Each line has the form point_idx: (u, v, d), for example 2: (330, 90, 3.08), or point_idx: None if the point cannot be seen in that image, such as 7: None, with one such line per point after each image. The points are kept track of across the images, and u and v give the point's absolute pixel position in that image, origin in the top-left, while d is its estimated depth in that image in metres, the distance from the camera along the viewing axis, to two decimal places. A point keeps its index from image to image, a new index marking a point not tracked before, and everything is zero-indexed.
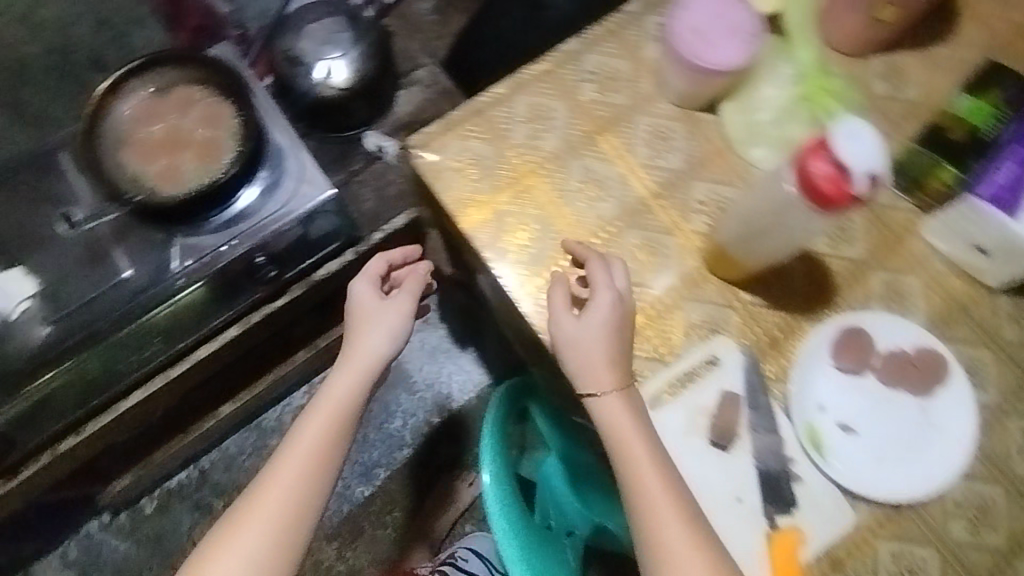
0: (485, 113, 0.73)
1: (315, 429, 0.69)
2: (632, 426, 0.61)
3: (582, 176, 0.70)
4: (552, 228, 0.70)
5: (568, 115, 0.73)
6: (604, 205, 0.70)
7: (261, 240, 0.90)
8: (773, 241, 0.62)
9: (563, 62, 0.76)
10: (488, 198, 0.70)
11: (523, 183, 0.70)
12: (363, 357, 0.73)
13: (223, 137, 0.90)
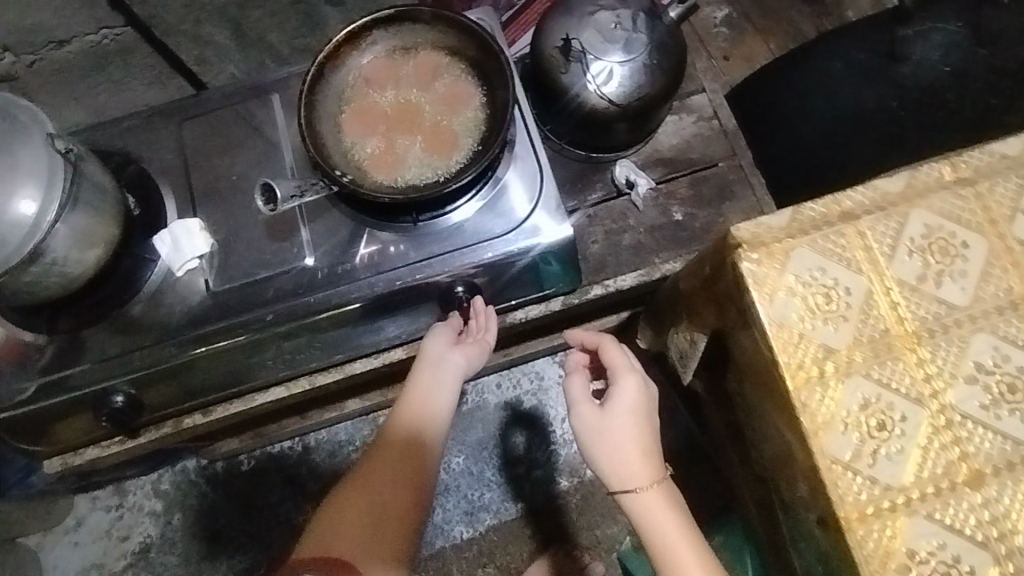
0: (857, 222, 0.49)
1: (402, 418, 0.67)
2: (672, 521, 0.59)
3: (979, 364, 0.47)
4: (925, 433, 0.46)
5: (988, 262, 0.49)
6: (990, 412, 0.46)
7: (468, 266, 0.72)
8: None
9: (1000, 172, 0.50)
10: (838, 353, 0.47)
11: (883, 349, 0.47)
12: (440, 356, 0.70)
13: (460, 128, 0.71)
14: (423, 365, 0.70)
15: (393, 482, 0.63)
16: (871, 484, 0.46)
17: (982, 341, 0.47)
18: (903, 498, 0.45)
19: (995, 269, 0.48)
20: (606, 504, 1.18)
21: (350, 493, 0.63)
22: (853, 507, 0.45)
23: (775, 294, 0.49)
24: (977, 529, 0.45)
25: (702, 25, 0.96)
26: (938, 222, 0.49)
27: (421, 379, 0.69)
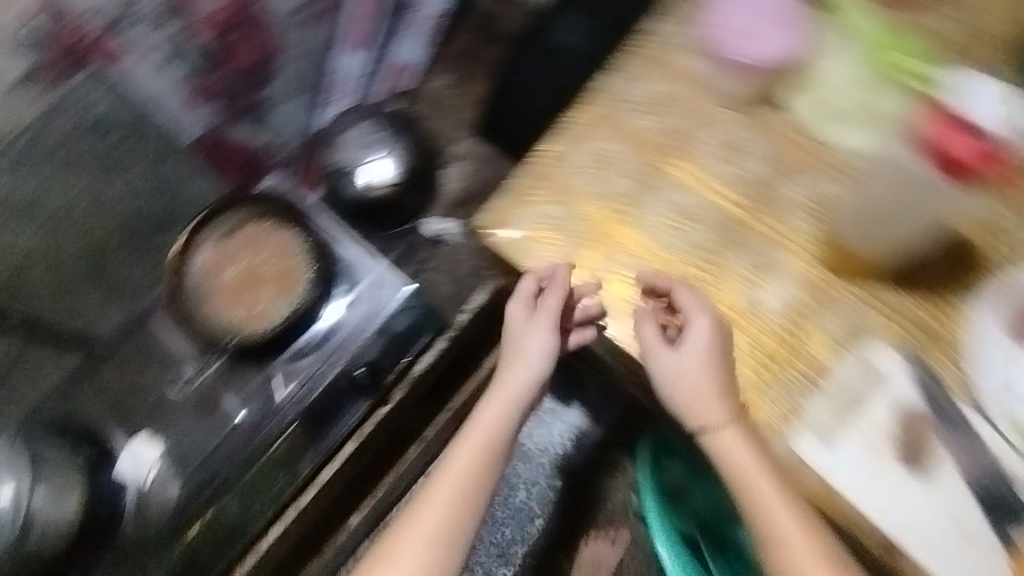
0: (543, 171, 0.72)
1: (466, 451, 0.71)
2: (750, 459, 0.63)
3: (662, 211, 0.69)
4: (654, 273, 0.67)
5: (630, 148, 0.71)
6: (681, 233, 0.68)
7: (351, 355, 0.91)
8: (910, 224, 0.60)
9: (613, 97, 0.73)
10: (573, 254, 0.69)
11: (598, 233, 0.70)
12: (532, 382, 0.74)
13: (295, 264, 0.90)
14: (501, 399, 0.74)
15: (444, 503, 0.68)
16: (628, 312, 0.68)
17: (657, 197, 0.69)
18: (665, 320, 0.67)
19: (637, 148, 0.71)
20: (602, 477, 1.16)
21: (406, 525, 0.68)
22: (636, 344, 0.68)
23: (523, 251, 0.71)
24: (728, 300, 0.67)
25: (431, 95, 1.12)
26: (591, 140, 0.72)
27: (490, 417, 0.73)
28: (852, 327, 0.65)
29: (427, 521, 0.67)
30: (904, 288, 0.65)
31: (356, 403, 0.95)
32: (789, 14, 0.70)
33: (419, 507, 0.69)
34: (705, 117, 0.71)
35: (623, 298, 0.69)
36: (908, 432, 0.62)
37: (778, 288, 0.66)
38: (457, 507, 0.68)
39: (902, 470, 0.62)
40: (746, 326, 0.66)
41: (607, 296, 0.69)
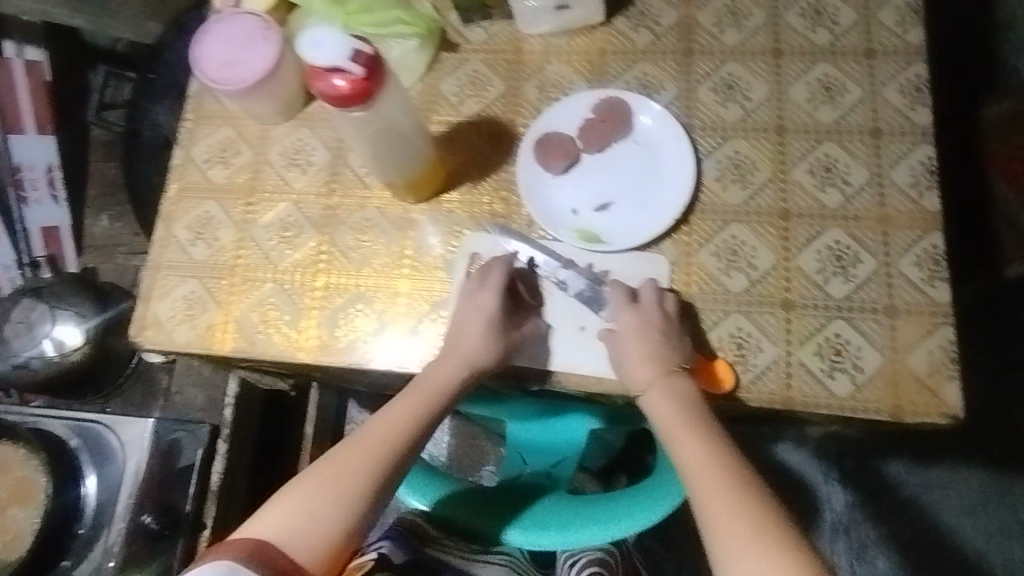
0: (162, 268, 0.80)
1: (376, 434, 0.64)
2: (677, 406, 0.64)
3: (269, 229, 0.80)
4: (285, 286, 0.78)
5: (223, 203, 0.82)
6: (292, 248, 0.79)
7: (129, 504, 0.94)
8: (401, 145, 0.70)
9: (185, 168, 0.84)
10: (230, 314, 0.78)
11: (227, 279, 0.79)
12: (453, 384, 0.68)
13: (25, 474, 0.90)
14: (417, 395, 0.67)
15: (351, 469, 0.61)
16: (298, 330, 0.77)
17: (260, 224, 0.81)
18: (310, 317, 0.77)
19: (214, 197, 0.82)
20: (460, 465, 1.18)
21: (311, 475, 0.62)
22: (297, 344, 0.76)
23: (170, 327, 0.78)
24: (399, 252, 0.78)
25: (97, 235, 1.32)
26: (195, 207, 0.82)
27: (403, 410, 0.66)
28: (455, 234, 0.77)
29: (338, 477, 0.61)
30: (457, 193, 0.78)
31: (170, 548, 0.97)
32: (268, 22, 0.76)
33: (325, 469, 0.62)
34: (258, 144, 0.83)
35: (272, 312, 0.77)
36: (672, 390, 0.65)
37: (382, 238, 0.79)
38: (360, 484, 0.61)
39: (662, 429, 0.64)
40: (421, 270, 0.77)
41: (257, 318, 0.77)
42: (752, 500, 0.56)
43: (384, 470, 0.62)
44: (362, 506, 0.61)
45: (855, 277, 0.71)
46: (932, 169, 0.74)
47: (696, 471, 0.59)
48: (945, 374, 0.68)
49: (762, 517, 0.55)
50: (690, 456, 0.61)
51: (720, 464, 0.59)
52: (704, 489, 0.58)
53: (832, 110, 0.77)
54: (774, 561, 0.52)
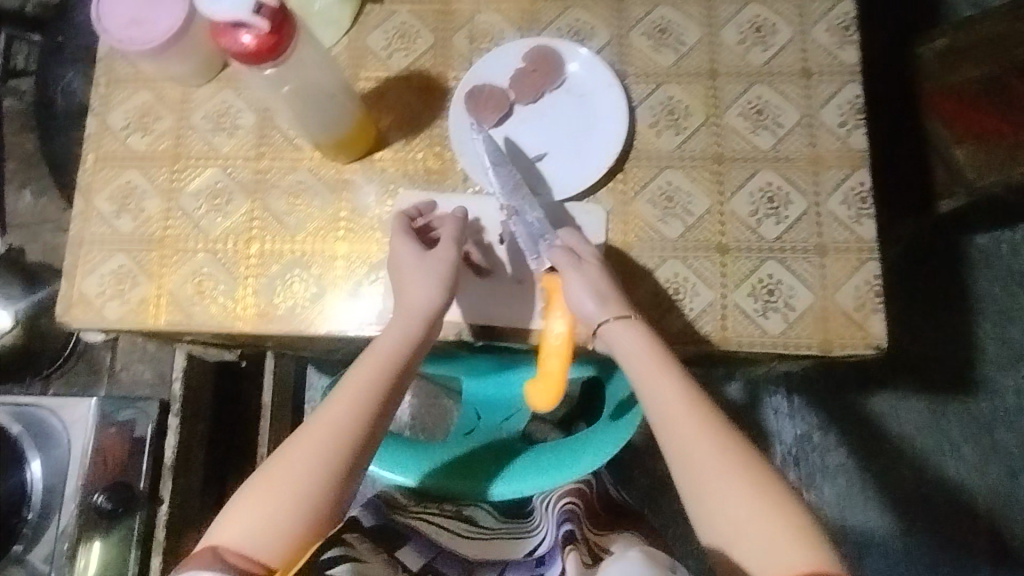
0: (86, 241, 0.77)
1: (329, 419, 0.58)
2: (648, 351, 0.62)
3: (198, 197, 0.77)
4: (217, 255, 0.76)
5: (145, 171, 0.78)
6: (223, 215, 0.77)
7: (82, 483, 0.94)
8: (327, 104, 0.68)
9: (100, 136, 0.80)
10: (161, 287, 0.75)
11: (155, 250, 0.76)
12: (406, 348, 0.62)
13: None
14: (370, 365, 0.61)
15: (308, 465, 0.56)
16: (234, 299, 0.75)
17: (188, 192, 0.78)
18: (247, 286, 0.75)
19: (135, 165, 0.78)
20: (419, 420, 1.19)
21: (267, 475, 0.57)
22: (235, 314, 0.75)
23: (98, 304, 0.75)
24: (334, 214, 0.76)
25: (22, 215, 1.25)
26: (115, 178, 0.78)
27: (355, 386, 0.60)
28: (390, 193, 0.76)
29: (295, 475, 0.56)
30: (390, 152, 0.77)
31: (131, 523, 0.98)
32: None
33: (281, 464, 0.57)
34: (179, 108, 0.79)
35: (207, 283, 0.75)
36: (630, 338, 0.63)
37: (315, 201, 0.77)
38: (319, 476, 0.56)
39: (631, 370, 0.62)
40: (358, 231, 0.76)
41: (190, 289, 0.75)
42: (735, 450, 0.58)
43: (344, 459, 0.57)
44: (333, 484, 0.57)
45: (787, 218, 0.73)
46: (859, 108, 0.75)
47: (676, 418, 0.59)
48: (871, 308, 0.70)
49: (744, 462, 0.57)
50: (670, 404, 0.60)
51: (699, 414, 0.59)
52: (677, 439, 0.59)
53: (764, 52, 0.77)
54: (756, 509, 0.55)
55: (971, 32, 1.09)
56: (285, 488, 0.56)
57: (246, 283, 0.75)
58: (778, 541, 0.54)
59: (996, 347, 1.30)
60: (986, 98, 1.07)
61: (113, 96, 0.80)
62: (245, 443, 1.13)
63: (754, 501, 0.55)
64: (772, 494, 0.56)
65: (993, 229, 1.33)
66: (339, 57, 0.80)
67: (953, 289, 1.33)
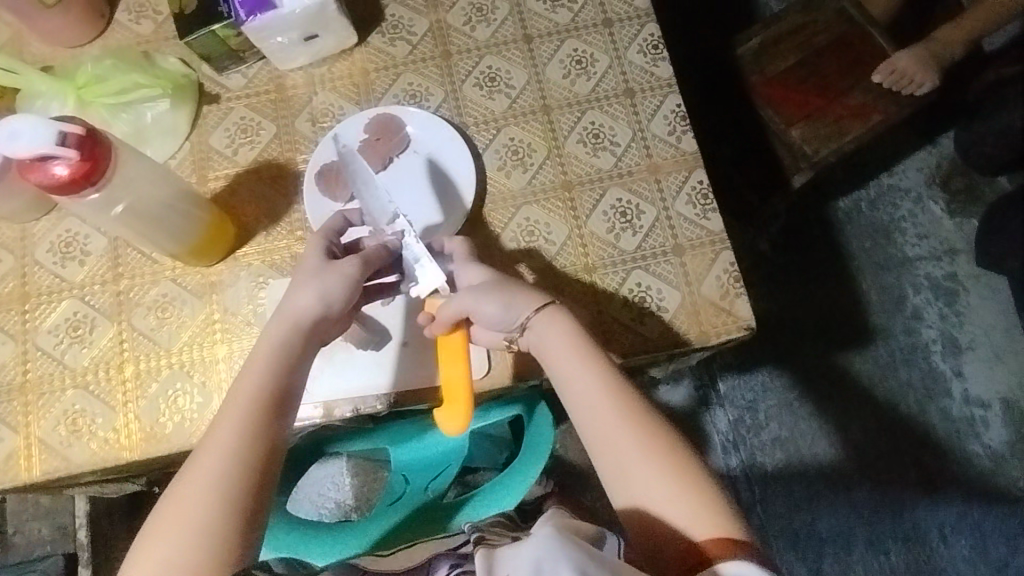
0: None
1: (219, 446, 0.57)
2: (562, 337, 0.63)
3: (56, 331, 0.74)
4: (89, 388, 0.72)
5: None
6: (88, 346, 0.73)
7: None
8: (170, 215, 0.68)
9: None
10: (30, 435, 0.71)
11: (17, 398, 0.72)
12: (287, 360, 0.62)
13: None
14: (256, 387, 0.60)
15: (202, 496, 0.55)
16: (113, 429, 0.71)
17: (45, 330, 0.74)
18: (126, 412, 0.72)
19: None
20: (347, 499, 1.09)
21: (164, 516, 0.55)
22: (119, 445, 0.71)
23: None
24: (207, 317, 0.75)
25: None
26: None
27: (243, 409, 0.59)
28: (260, 285, 0.76)
29: (188, 511, 0.54)
30: (253, 245, 0.77)
31: None
32: None
33: (176, 501, 0.55)
34: (20, 246, 0.76)
35: (81, 419, 0.71)
36: (544, 329, 0.64)
37: (185, 309, 0.75)
38: (216, 504, 0.55)
39: (553, 358, 0.63)
40: (235, 327, 0.74)
41: (63, 431, 0.71)
42: (655, 431, 0.59)
43: (240, 481, 0.56)
44: (235, 493, 0.55)
45: (641, 227, 0.77)
46: (682, 115, 0.81)
47: (599, 401, 0.60)
48: (734, 293, 0.75)
49: (665, 441, 0.59)
50: (594, 387, 0.61)
51: (621, 394, 0.61)
52: (596, 417, 0.60)
53: (587, 81, 0.83)
54: (673, 481, 0.57)
55: (779, 27, 1.24)
56: (185, 516, 0.54)
57: (124, 409, 0.72)
58: (695, 511, 0.55)
59: (880, 295, 1.41)
60: (802, 83, 1.20)
61: None
62: None
63: (671, 473, 0.57)
64: (687, 470, 0.57)
65: (849, 191, 1.46)
66: (183, 164, 0.79)
67: (830, 252, 1.44)
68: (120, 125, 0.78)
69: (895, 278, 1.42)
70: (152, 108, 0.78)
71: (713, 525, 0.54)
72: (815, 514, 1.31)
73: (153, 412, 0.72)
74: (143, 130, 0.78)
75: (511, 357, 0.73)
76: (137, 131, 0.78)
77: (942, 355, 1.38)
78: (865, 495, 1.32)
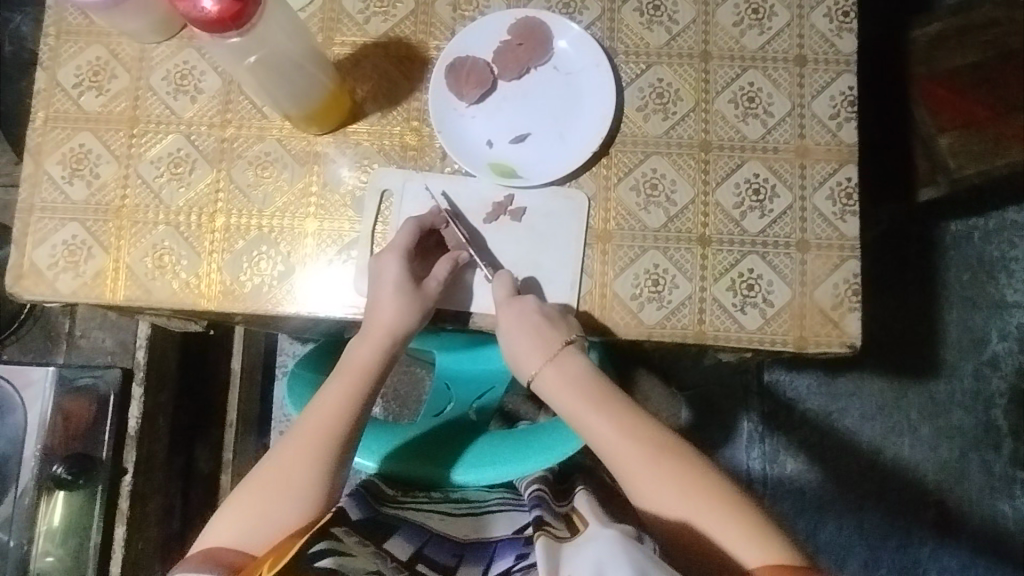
0: (36, 208, 0.72)
1: (311, 431, 0.62)
2: (571, 387, 0.66)
3: (157, 163, 0.73)
4: (179, 229, 0.72)
5: (100, 136, 0.73)
6: (185, 186, 0.73)
7: (38, 452, 0.99)
8: (295, 74, 0.64)
9: (49, 93, 0.74)
10: (117, 260, 0.72)
11: (112, 219, 0.72)
12: (382, 358, 0.66)
13: None
14: (346, 379, 0.65)
15: (296, 475, 0.61)
16: (195, 273, 0.71)
17: (146, 159, 0.73)
18: (211, 262, 0.72)
19: (87, 126, 0.73)
20: (391, 387, 1.18)
21: (249, 489, 0.60)
22: (198, 292, 0.71)
23: (50, 276, 0.71)
24: (304, 187, 0.73)
25: None
26: (63, 140, 0.73)
27: (337, 398, 0.64)
28: (364, 168, 0.73)
29: (285, 479, 0.60)
30: (366, 124, 0.73)
31: (94, 489, 0.98)
32: None
33: (262, 477, 0.61)
34: (136, 66, 0.74)
35: (167, 257, 0.72)
36: (563, 370, 0.66)
37: (284, 173, 0.73)
38: (312, 483, 0.61)
39: (568, 414, 0.66)
40: (331, 203, 0.72)
41: (150, 264, 0.71)
42: (673, 469, 0.62)
43: (330, 462, 0.62)
44: (329, 467, 0.62)
45: (771, 212, 0.71)
46: (852, 100, 0.73)
47: (615, 455, 0.64)
48: (847, 307, 0.70)
49: (690, 474, 0.62)
50: (613, 442, 0.64)
51: (636, 433, 0.64)
52: (620, 459, 0.63)
53: (759, 35, 0.74)
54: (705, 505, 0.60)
55: (971, 16, 1.04)
56: (281, 484, 0.60)
57: (208, 257, 0.72)
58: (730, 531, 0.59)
59: (961, 333, 1.32)
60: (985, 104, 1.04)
61: (64, 52, 0.74)
62: (215, 410, 1.11)
63: (703, 500, 0.61)
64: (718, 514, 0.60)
65: (967, 216, 1.34)
66: (311, 20, 0.74)
67: (924, 276, 1.34)
68: None
69: (984, 319, 1.32)
70: None
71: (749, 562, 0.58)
72: (819, 523, 1.28)
73: (237, 265, 0.71)
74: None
75: (601, 307, 0.70)
76: None
77: (1006, 409, 1.31)
78: (875, 522, 1.28)
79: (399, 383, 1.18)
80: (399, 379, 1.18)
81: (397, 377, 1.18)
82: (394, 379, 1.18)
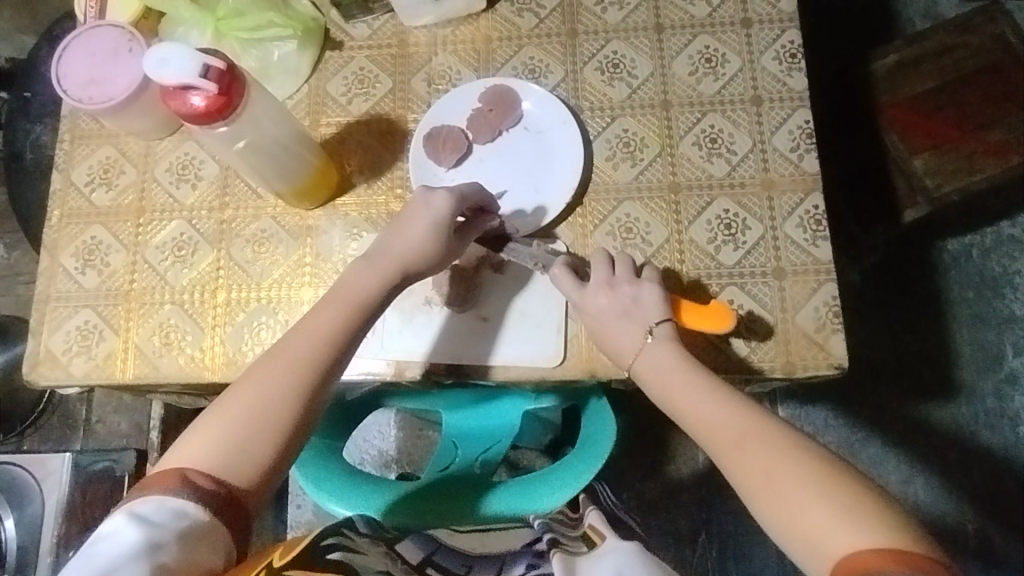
0: (52, 298, 0.77)
1: (298, 354, 0.58)
2: (669, 365, 0.64)
3: (164, 247, 0.78)
4: (184, 306, 0.76)
5: (109, 226, 0.79)
6: (189, 268, 0.77)
7: (52, 542, 0.99)
8: (283, 155, 0.70)
9: (65, 193, 0.80)
10: (126, 340, 0.75)
11: (121, 302, 0.77)
12: (377, 283, 0.63)
13: None
14: (340, 305, 0.61)
15: (275, 393, 0.56)
16: (199, 347, 0.75)
17: (153, 245, 0.78)
18: (214, 335, 0.75)
19: (97, 220, 0.79)
20: (403, 454, 1.18)
21: (224, 408, 0.56)
22: (203, 365, 0.74)
23: (65, 360, 0.75)
24: (299, 258, 0.77)
25: None
26: (75, 234, 0.79)
27: (326, 327, 0.60)
28: (353, 236, 0.77)
29: (262, 398, 0.56)
30: (353, 196, 0.78)
31: None
32: (133, 33, 0.71)
33: (240, 397, 0.56)
34: (142, 162, 0.80)
35: (174, 334, 0.75)
36: (656, 357, 0.65)
37: (280, 247, 0.77)
38: (291, 404, 0.56)
39: (660, 395, 0.64)
40: (325, 270, 0.76)
41: (157, 342, 0.75)
42: (772, 445, 0.55)
43: (311, 386, 0.57)
44: (310, 390, 0.57)
45: (745, 243, 0.74)
46: (809, 132, 0.77)
47: (710, 431, 0.59)
48: (830, 329, 0.71)
49: (794, 454, 0.54)
50: (697, 420, 0.60)
51: (735, 408, 0.59)
52: (715, 432, 0.58)
53: (714, 82, 0.79)
54: (812, 486, 0.51)
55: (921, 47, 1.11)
56: (259, 405, 0.56)
57: (210, 330, 0.75)
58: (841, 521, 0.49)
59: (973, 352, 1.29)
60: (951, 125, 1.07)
61: (76, 157, 0.81)
62: None
63: (810, 482, 0.52)
64: (805, 495, 0.51)
65: (962, 234, 1.33)
66: (298, 106, 0.81)
67: (927, 297, 1.32)
68: (248, 59, 0.79)
69: None
70: (281, 48, 0.80)
71: (833, 552, 0.49)
72: None
73: (240, 338, 0.75)
74: (264, 70, 0.80)
75: (588, 349, 0.72)
76: (261, 70, 0.80)
77: None
78: None
79: (408, 449, 1.18)
80: (411, 445, 1.18)
81: (408, 445, 1.18)
82: (403, 447, 1.18)
